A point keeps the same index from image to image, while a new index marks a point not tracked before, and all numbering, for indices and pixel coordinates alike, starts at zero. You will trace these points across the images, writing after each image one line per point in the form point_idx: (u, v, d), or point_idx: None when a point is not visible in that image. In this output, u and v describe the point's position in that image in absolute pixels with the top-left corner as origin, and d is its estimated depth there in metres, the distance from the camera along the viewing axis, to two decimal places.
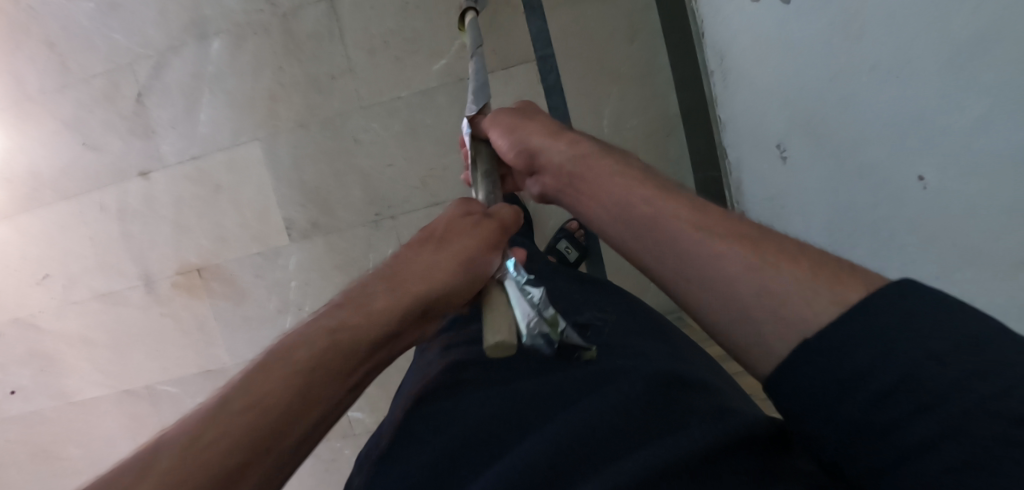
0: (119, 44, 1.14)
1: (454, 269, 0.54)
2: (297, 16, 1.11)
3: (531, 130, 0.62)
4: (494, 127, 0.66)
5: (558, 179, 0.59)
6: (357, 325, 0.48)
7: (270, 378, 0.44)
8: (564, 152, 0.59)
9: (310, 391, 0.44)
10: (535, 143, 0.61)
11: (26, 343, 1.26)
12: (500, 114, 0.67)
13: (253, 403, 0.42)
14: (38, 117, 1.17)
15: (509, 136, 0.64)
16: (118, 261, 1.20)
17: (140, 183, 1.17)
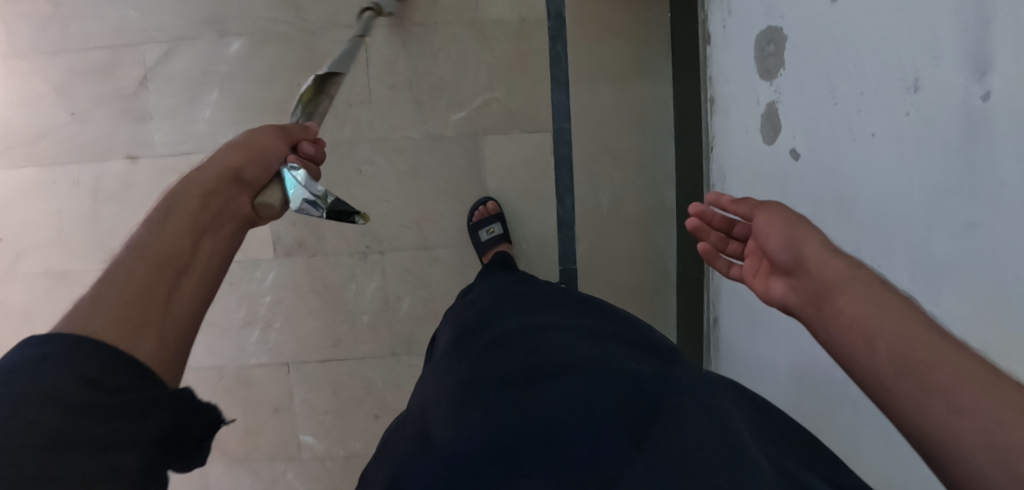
0: (129, 20, 1.08)
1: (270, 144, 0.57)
2: (323, 38, 1.09)
3: (813, 233, 0.46)
4: (764, 212, 0.50)
5: (816, 292, 0.44)
6: (207, 175, 0.52)
7: (166, 229, 0.48)
8: (845, 271, 0.43)
9: (186, 237, 0.48)
10: (812, 250, 0.45)
11: None
12: (780, 204, 0.50)
13: (145, 261, 0.45)
14: (23, 75, 1.09)
15: (783, 232, 0.48)
16: (82, 242, 1.14)
17: (124, 165, 1.11)
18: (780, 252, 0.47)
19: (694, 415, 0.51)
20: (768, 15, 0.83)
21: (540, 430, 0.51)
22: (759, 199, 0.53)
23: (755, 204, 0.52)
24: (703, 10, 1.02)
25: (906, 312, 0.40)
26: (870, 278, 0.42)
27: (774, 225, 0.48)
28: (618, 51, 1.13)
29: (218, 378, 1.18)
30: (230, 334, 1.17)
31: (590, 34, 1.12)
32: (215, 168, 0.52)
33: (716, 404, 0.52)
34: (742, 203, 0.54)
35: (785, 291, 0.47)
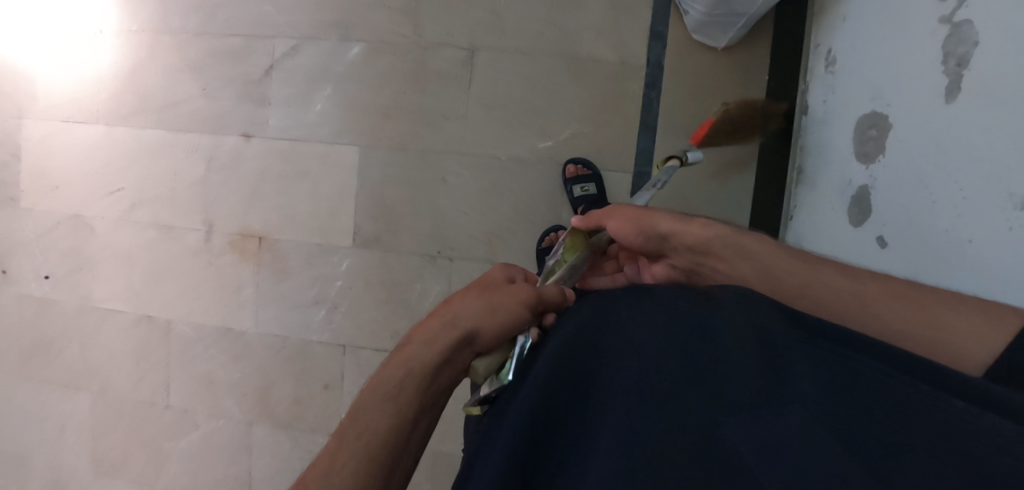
0: (268, 16, 1.20)
1: (495, 313, 0.57)
2: (434, 55, 1.17)
3: (660, 221, 0.65)
4: (612, 221, 0.67)
5: (695, 260, 0.64)
6: (421, 359, 0.54)
7: (380, 407, 0.53)
8: (700, 238, 0.63)
9: (402, 420, 0.53)
10: (669, 233, 0.64)
11: (75, 240, 1.31)
12: (616, 210, 0.68)
13: (362, 436, 0.51)
14: (169, 49, 1.23)
15: (637, 231, 0.66)
16: (189, 203, 1.26)
17: (238, 141, 1.23)
18: (646, 243, 0.66)
19: (695, 357, 0.47)
20: (874, 99, 0.84)
21: (547, 401, 0.49)
22: (596, 213, 0.69)
23: (600, 218, 0.69)
24: (804, 81, 1.06)
25: (752, 252, 0.60)
26: (720, 231, 0.62)
27: (626, 229, 0.66)
28: (710, 106, 1.15)
29: (280, 347, 1.26)
30: (298, 309, 1.24)
31: (686, 87, 1.15)
32: (455, 333, 0.56)
33: (710, 334, 0.48)
34: (587, 222, 0.70)
35: (666, 267, 0.67)
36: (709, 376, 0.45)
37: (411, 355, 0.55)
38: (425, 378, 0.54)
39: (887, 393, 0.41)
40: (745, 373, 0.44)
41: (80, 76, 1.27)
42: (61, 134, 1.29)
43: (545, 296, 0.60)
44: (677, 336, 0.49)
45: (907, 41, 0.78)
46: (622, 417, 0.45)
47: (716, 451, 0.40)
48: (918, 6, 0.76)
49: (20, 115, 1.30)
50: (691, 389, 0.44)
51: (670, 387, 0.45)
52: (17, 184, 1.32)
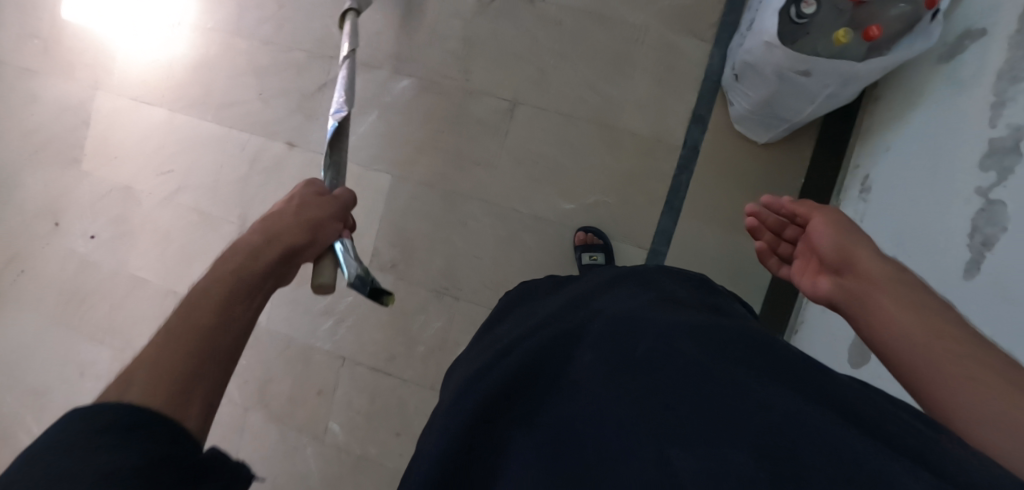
0: (331, 38, 1.27)
1: (299, 222, 0.68)
2: (477, 101, 1.20)
3: (865, 241, 0.59)
4: (820, 216, 0.64)
5: (857, 286, 0.57)
6: (235, 255, 0.59)
7: (195, 298, 0.53)
8: (887, 270, 0.56)
9: (227, 306, 0.53)
10: (863, 253, 0.58)
11: (121, 209, 1.39)
12: (834, 211, 0.64)
13: (181, 322, 0.50)
14: (238, 52, 1.32)
15: (837, 236, 0.61)
16: (229, 196, 1.33)
17: (282, 148, 1.30)
18: (832, 250, 0.61)
19: (640, 382, 0.49)
20: (897, 246, 0.83)
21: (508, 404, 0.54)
22: (816, 202, 0.66)
23: (815, 207, 0.65)
24: (837, 199, 1.04)
25: (932, 308, 0.51)
26: (911, 279, 0.54)
27: (827, 228, 0.62)
28: (737, 199, 1.13)
29: (286, 347, 1.32)
30: (309, 315, 1.30)
31: (717, 176, 1.14)
32: (275, 238, 0.64)
33: (664, 359, 0.49)
34: (801, 205, 0.67)
35: (834, 284, 0.60)
36: (660, 368, 0.49)
37: (238, 254, 0.59)
38: (245, 267, 0.58)
39: (812, 431, 0.40)
40: (681, 396, 0.46)
41: (153, 61, 1.36)
42: (127, 111, 1.37)
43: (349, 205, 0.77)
44: (638, 356, 0.51)
45: (940, 199, 0.77)
46: (566, 426, 0.50)
47: (634, 462, 0.44)
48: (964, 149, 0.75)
49: (96, 85, 1.38)
50: (622, 408, 0.47)
51: (607, 402, 0.49)
52: (81, 146, 1.40)
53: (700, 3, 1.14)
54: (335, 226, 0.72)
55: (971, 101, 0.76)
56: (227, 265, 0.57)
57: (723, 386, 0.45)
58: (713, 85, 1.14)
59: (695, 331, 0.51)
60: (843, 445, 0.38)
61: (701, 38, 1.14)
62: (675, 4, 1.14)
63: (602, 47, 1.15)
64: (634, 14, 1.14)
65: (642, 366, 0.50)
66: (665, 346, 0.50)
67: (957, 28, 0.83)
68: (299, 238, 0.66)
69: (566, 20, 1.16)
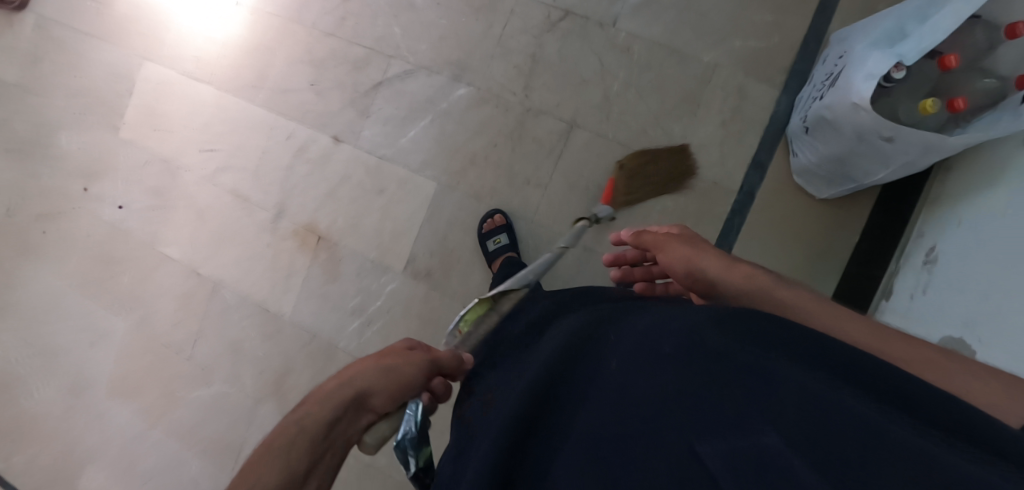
0: (392, 37, 1.26)
1: (384, 373, 0.63)
2: (537, 120, 1.18)
3: (703, 259, 0.69)
4: (665, 252, 0.73)
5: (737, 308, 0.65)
6: (322, 406, 0.59)
7: (280, 442, 0.56)
8: (738, 286, 0.65)
9: (293, 468, 0.54)
10: (706, 271, 0.68)
11: (157, 182, 1.37)
12: (673, 241, 0.73)
13: (275, 447, 0.56)
14: (296, 40, 1.31)
15: (681, 262, 0.70)
16: (270, 183, 1.32)
17: (330, 142, 1.29)
18: (687, 277, 0.70)
19: (661, 373, 0.51)
20: (966, 327, 0.82)
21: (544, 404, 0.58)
22: (657, 236, 0.76)
23: (658, 241, 0.75)
24: (895, 264, 1.01)
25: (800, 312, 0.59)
26: (759, 283, 0.63)
27: (676, 265, 0.71)
28: (791, 250, 1.11)
29: (307, 342, 1.30)
30: (336, 314, 1.28)
31: (772, 224, 1.11)
32: (356, 385, 0.61)
33: (682, 349, 0.52)
34: (647, 241, 0.77)
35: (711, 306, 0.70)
36: (673, 364, 0.51)
37: (339, 393, 0.60)
38: (319, 439, 0.57)
39: (830, 415, 0.42)
40: (704, 385, 0.48)
41: (207, 37, 1.34)
42: (176, 84, 1.35)
43: (442, 363, 0.69)
44: (655, 348, 0.54)
45: (1017, 283, 0.76)
46: (589, 423, 0.54)
47: (663, 452, 0.46)
48: None
49: (145, 57, 1.36)
50: (652, 401, 0.50)
51: (625, 395, 0.53)
52: (122, 115, 1.37)
53: (774, 48, 1.12)
54: (424, 369, 0.66)
55: None
56: (313, 411, 0.58)
57: (742, 373, 0.47)
58: (777, 132, 1.12)
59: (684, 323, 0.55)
60: (864, 423, 0.41)
61: (770, 84, 1.12)
62: (748, 46, 1.13)
63: (671, 83, 1.14)
64: (706, 52, 1.14)
65: (662, 358, 0.52)
66: (680, 337, 0.53)
67: None
68: (390, 396, 0.62)
69: (637, 48, 1.15)
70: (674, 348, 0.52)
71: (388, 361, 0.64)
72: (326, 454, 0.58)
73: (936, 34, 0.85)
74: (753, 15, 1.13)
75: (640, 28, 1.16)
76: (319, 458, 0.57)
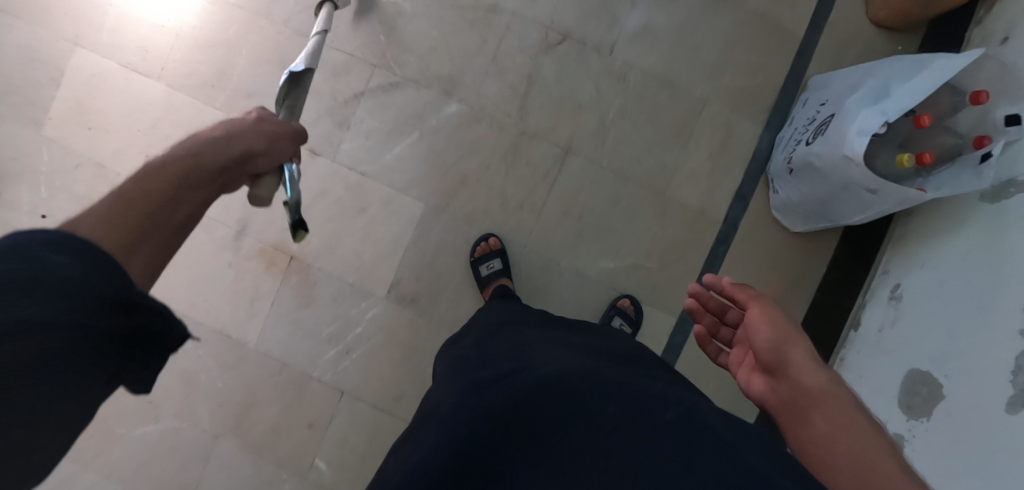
0: (375, 44, 1.18)
1: (264, 131, 0.62)
2: (531, 144, 1.17)
3: (798, 344, 0.64)
4: (758, 309, 0.68)
5: (802, 399, 0.60)
6: (202, 140, 0.56)
7: (183, 171, 0.54)
8: (823, 385, 0.60)
9: (169, 177, 0.53)
10: (795, 355, 0.63)
11: (89, 189, 1.18)
12: (772, 306, 0.67)
13: (164, 169, 0.53)
14: (264, 37, 1.18)
15: (773, 332, 0.65)
16: (231, 196, 1.19)
17: (303, 154, 1.18)
18: (768, 350, 0.65)
19: (653, 438, 0.55)
20: (933, 361, 0.93)
21: (521, 427, 0.58)
22: (755, 292, 0.70)
23: (754, 298, 0.69)
24: (863, 297, 1.13)
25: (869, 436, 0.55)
26: (843, 397, 0.59)
27: (765, 326, 0.66)
28: (768, 281, 1.18)
29: (275, 372, 1.19)
30: (310, 341, 1.19)
31: (753, 255, 1.18)
32: (236, 132, 0.60)
33: (681, 430, 0.55)
34: (742, 293, 0.71)
35: (768, 386, 0.65)
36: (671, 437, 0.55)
37: (212, 134, 0.58)
38: (209, 168, 0.56)
39: None
40: (691, 461, 0.52)
41: (154, 25, 1.18)
42: (115, 77, 1.18)
43: (303, 140, 0.70)
44: (652, 418, 0.57)
45: (975, 328, 0.88)
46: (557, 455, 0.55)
47: None
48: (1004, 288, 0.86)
49: (75, 42, 1.17)
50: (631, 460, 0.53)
51: (604, 444, 0.55)
52: (44, 107, 1.17)
53: (759, 87, 1.18)
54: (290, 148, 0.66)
55: (1014, 245, 0.87)
56: (195, 147, 0.55)
57: (731, 461, 0.52)
58: (758, 168, 1.18)
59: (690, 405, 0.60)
60: None
61: (754, 121, 1.18)
62: (735, 84, 1.18)
63: (664, 115, 1.17)
64: (697, 87, 1.17)
65: (654, 427, 0.56)
66: (686, 417, 0.57)
67: (1004, 173, 0.92)
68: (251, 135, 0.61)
69: (631, 79, 1.17)
70: (678, 424, 0.56)
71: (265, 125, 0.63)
72: (208, 186, 0.56)
73: (914, 95, 0.91)
74: (740, 54, 1.18)
75: (634, 57, 1.17)
76: (204, 194, 0.56)
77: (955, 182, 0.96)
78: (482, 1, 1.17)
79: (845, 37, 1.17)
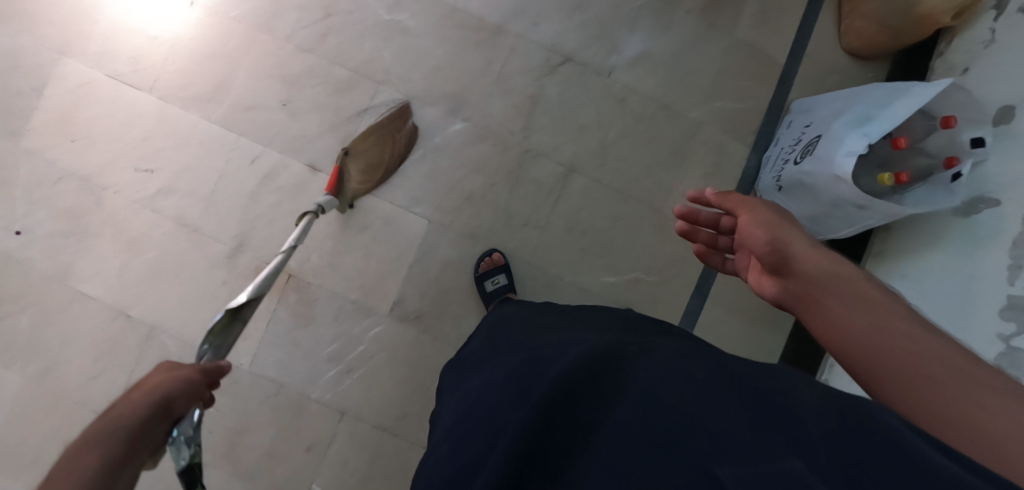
0: (380, 62, 1.18)
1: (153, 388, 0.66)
2: (535, 161, 1.20)
3: (793, 238, 0.67)
4: (750, 214, 0.71)
5: (815, 288, 0.62)
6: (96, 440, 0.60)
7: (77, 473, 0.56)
8: (825, 270, 0.63)
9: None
10: (795, 249, 0.66)
11: (72, 203, 1.12)
12: (761, 209, 0.71)
13: None
14: (265, 51, 1.17)
15: (769, 232, 0.68)
16: (226, 212, 1.15)
17: (305, 171, 1.17)
18: (769, 251, 0.67)
19: (682, 393, 0.52)
20: None
21: (564, 413, 0.55)
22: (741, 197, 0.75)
23: (743, 206, 0.73)
24: None
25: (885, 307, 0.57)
26: (850, 277, 0.62)
27: (760, 226, 0.69)
28: None
29: (272, 394, 1.14)
30: (309, 361, 1.15)
31: None
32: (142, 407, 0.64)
33: (717, 380, 0.53)
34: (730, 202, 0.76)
35: (780, 286, 0.67)
36: (700, 388, 0.52)
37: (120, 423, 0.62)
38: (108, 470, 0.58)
39: (855, 446, 0.43)
40: (734, 405, 0.50)
41: (146, 34, 1.14)
42: (103, 88, 1.13)
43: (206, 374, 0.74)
44: (683, 374, 0.54)
45: (955, 332, 0.97)
46: (600, 436, 0.53)
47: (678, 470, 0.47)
48: (978, 294, 0.95)
49: (60, 50, 1.12)
50: (678, 418, 0.50)
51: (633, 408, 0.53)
52: (24, 119, 1.11)
53: (748, 111, 1.25)
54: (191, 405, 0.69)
55: (987, 255, 0.96)
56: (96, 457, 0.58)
57: (776, 401, 0.49)
58: (748, 186, 1.25)
59: (706, 358, 0.58)
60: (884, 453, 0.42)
61: (744, 142, 1.25)
62: (726, 107, 1.25)
63: (662, 137, 1.23)
64: (692, 109, 1.24)
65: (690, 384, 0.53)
66: (710, 369, 0.55)
67: (970, 190, 1.03)
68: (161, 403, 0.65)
69: (630, 100, 1.22)
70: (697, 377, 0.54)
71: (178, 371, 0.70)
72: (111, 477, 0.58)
73: (892, 120, 1.00)
74: (731, 79, 1.25)
75: (634, 81, 1.22)
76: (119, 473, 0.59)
77: (929, 199, 1.05)
78: (488, 22, 1.20)
79: (824, 66, 1.27)
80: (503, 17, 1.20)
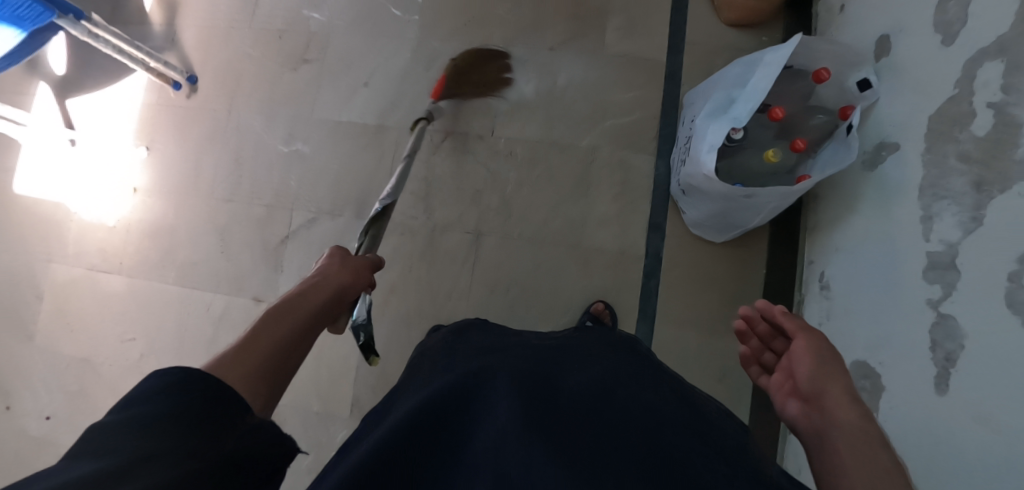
0: (290, 190, 1.29)
1: (339, 275, 0.73)
2: (444, 236, 1.23)
3: (839, 379, 0.61)
4: (803, 340, 0.66)
5: (829, 432, 0.57)
6: (293, 307, 0.65)
7: (277, 331, 0.62)
8: (853, 421, 0.56)
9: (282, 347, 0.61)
10: (832, 387, 0.60)
11: (79, 383, 1.32)
12: (820, 340, 0.65)
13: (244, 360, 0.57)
14: (198, 211, 1.32)
15: (814, 365, 0.63)
16: (194, 358, 1.29)
17: (249, 304, 1.29)
18: (807, 383, 0.62)
19: (613, 430, 0.55)
20: (868, 350, 0.87)
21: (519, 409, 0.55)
22: (803, 322, 0.67)
23: (801, 331, 0.66)
24: (800, 291, 1.08)
25: (893, 474, 0.51)
26: (873, 435, 0.55)
27: (807, 356, 0.64)
28: (710, 298, 1.16)
29: None
30: (291, 476, 1.23)
31: (686, 281, 1.17)
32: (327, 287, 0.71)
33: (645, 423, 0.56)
34: (789, 322, 0.69)
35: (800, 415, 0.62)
36: (633, 424, 0.56)
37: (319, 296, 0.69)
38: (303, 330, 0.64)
39: None
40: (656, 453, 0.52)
41: (104, 223, 1.35)
42: (85, 279, 1.34)
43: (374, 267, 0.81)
44: (618, 410, 0.57)
45: (891, 304, 0.83)
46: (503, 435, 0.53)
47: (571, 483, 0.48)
48: (903, 256, 0.82)
49: (49, 260, 1.36)
50: (610, 440, 0.53)
51: (557, 423, 0.55)
52: (34, 322, 1.35)
53: (641, 119, 1.22)
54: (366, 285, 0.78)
55: (900, 208, 0.84)
56: (290, 320, 0.64)
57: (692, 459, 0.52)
58: (664, 194, 1.19)
59: (642, 395, 0.60)
60: None
61: (647, 152, 1.21)
62: (619, 124, 1.22)
63: (561, 173, 1.22)
64: (584, 137, 1.22)
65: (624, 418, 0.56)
66: (642, 413, 0.57)
67: (872, 139, 0.91)
68: (346, 291, 0.73)
69: (520, 150, 1.24)
70: (634, 413, 0.57)
71: (353, 273, 0.75)
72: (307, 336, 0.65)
73: (755, 97, 0.93)
74: (616, 96, 1.23)
75: (518, 130, 1.24)
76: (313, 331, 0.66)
77: (833, 161, 0.94)
78: (370, 123, 1.28)
79: (707, 54, 1.22)
80: (383, 114, 1.28)
